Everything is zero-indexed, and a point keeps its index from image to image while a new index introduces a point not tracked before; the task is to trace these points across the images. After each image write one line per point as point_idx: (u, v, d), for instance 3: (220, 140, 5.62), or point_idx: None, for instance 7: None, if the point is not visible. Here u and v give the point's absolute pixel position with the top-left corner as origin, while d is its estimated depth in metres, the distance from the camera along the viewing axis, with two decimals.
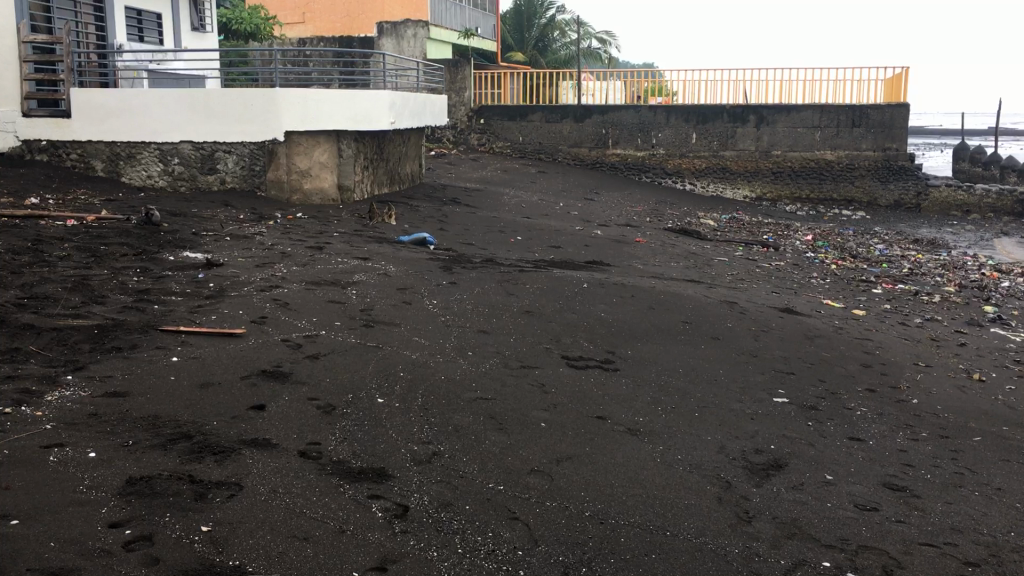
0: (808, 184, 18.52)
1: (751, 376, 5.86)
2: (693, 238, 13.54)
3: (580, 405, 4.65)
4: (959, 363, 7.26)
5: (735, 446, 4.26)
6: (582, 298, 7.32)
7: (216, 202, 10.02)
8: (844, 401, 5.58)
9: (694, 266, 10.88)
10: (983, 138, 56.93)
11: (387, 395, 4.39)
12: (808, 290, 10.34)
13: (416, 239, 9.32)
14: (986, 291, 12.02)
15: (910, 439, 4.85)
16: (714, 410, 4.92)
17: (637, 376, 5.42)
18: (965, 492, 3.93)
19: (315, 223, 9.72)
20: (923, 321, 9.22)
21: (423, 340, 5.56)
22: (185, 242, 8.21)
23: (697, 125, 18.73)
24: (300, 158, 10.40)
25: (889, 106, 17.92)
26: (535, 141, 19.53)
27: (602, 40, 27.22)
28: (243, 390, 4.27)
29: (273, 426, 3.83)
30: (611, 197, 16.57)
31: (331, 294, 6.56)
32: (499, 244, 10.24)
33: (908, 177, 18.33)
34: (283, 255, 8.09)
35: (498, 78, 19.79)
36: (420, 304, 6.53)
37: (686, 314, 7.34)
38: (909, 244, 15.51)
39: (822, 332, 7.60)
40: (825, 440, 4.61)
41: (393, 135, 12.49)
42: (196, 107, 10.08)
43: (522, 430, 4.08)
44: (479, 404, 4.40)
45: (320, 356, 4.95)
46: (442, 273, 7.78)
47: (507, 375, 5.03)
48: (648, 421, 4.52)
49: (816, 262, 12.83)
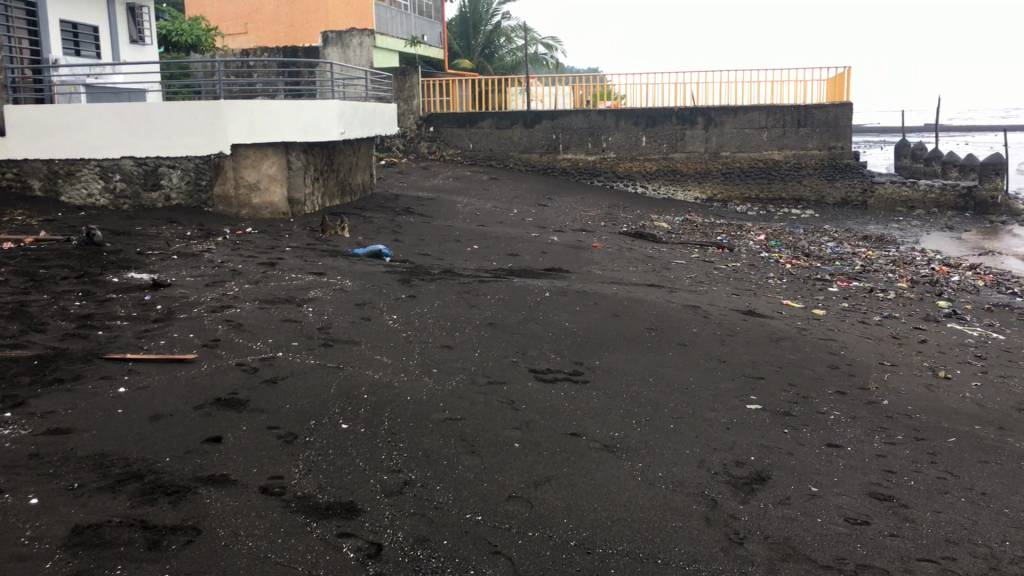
0: (758, 184, 18.60)
1: (722, 382, 5.74)
2: (648, 241, 13.47)
3: (552, 422, 4.47)
4: (923, 361, 7.22)
5: (715, 460, 4.13)
6: (544, 307, 7.16)
7: (161, 219, 9.70)
8: (817, 406, 5.48)
9: (652, 270, 10.78)
10: (926, 134, 57.96)
11: (352, 420, 4.17)
12: (767, 291, 10.30)
13: (371, 251, 9.10)
14: (938, 286, 12.12)
15: (887, 443, 4.76)
16: (690, 421, 4.79)
17: (608, 388, 5.26)
18: (951, 499, 3.85)
19: (265, 238, 9.44)
20: (881, 319, 9.21)
21: (385, 358, 5.35)
22: (130, 262, 7.90)
23: (646, 128, 18.72)
24: (248, 170, 10.14)
25: (833, 105, 18.06)
26: (486, 147, 19.37)
27: (548, 45, 27.16)
28: (197, 421, 4.03)
29: (232, 460, 3.60)
30: (564, 202, 16.47)
31: (286, 313, 6.32)
32: (455, 254, 10.05)
33: (855, 174, 18.53)
34: (234, 273, 7.81)
35: (446, 85, 19.55)
36: (380, 320, 6.31)
37: (650, 320, 7.21)
38: (859, 241, 15.63)
39: (786, 334, 7.52)
40: (803, 448, 4.50)
41: (343, 145, 12.23)
42: (137, 122, 9.71)
43: (496, 453, 3.90)
44: (448, 426, 4.20)
45: (279, 380, 4.72)
46: (400, 286, 7.57)
47: (474, 393, 4.84)
48: (623, 436, 4.37)
49: (771, 262, 12.82)
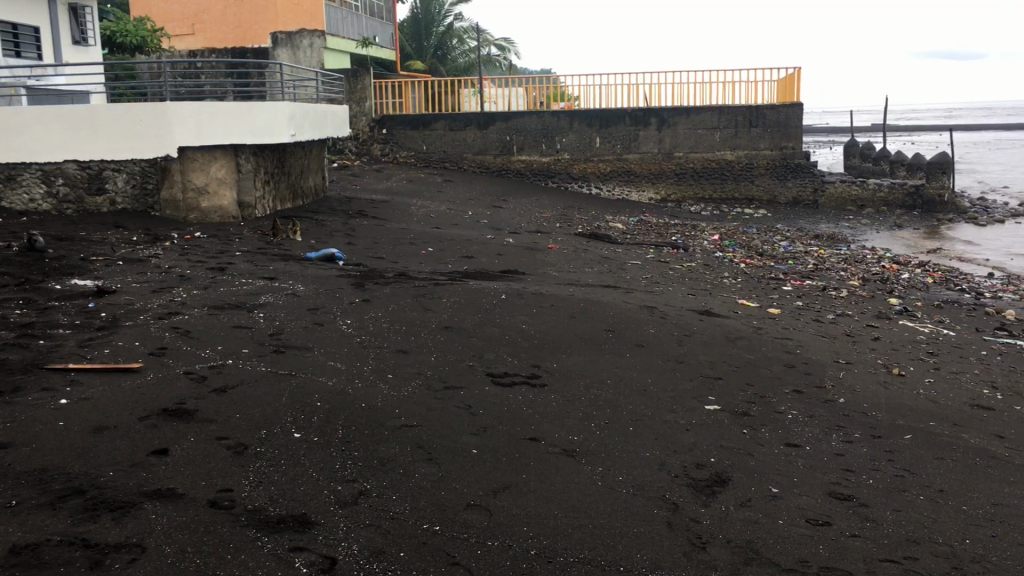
0: (711, 185, 18.73)
1: (680, 383, 5.71)
2: (604, 242, 13.47)
3: (511, 426, 4.40)
4: (877, 358, 7.27)
5: (675, 462, 4.08)
6: (500, 310, 7.09)
7: (106, 224, 9.45)
8: (774, 405, 5.47)
9: (608, 271, 10.76)
10: (875, 134, 58.95)
11: (304, 429, 4.06)
12: (722, 291, 10.34)
13: (324, 255, 8.96)
14: (889, 283, 12.28)
15: (845, 441, 4.75)
16: (648, 423, 4.75)
17: (567, 392, 5.20)
18: (910, 497, 3.84)
19: (215, 242, 9.25)
20: (835, 317, 9.29)
21: (338, 364, 5.23)
22: (73, 269, 7.67)
23: (600, 129, 18.75)
24: (196, 174, 9.92)
25: (783, 105, 18.22)
26: (440, 149, 19.25)
27: (501, 47, 27.12)
28: (142, 434, 3.88)
29: (178, 474, 3.46)
30: (519, 204, 16.42)
31: (236, 319, 6.17)
32: (410, 257, 9.94)
33: (806, 174, 18.74)
34: (182, 279, 7.61)
35: (399, 87, 19.39)
36: (333, 325, 6.19)
37: (607, 322, 7.18)
38: (811, 240, 15.80)
39: (742, 333, 7.53)
40: (762, 448, 4.47)
41: (294, 147, 12.04)
42: (81, 124, 9.41)
43: (453, 460, 3.81)
44: (404, 433, 4.11)
45: (228, 389, 4.58)
46: (354, 290, 7.44)
47: (430, 398, 4.74)
48: (583, 440, 4.30)
49: (725, 262, 12.90)
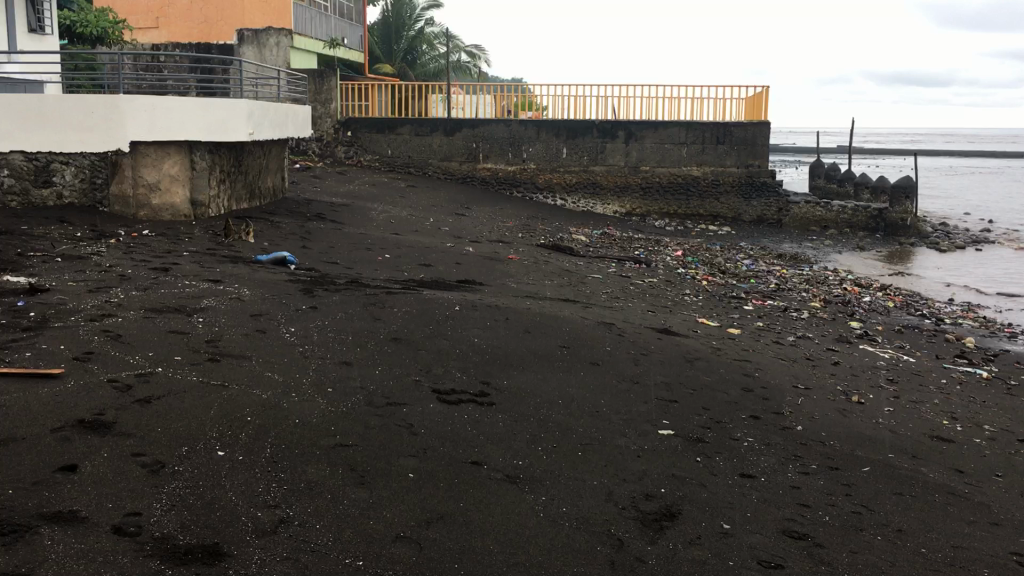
0: (676, 200, 18.63)
1: (634, 406, 5.50)
2: (566, 254, 13.27)
3: (452, 448, 4.16)
4: (836, 384, 7.12)
5: (624, 492, 3.88)
6: (453, 323, 6.84)
7: (50, 218, 9.09)
8: (730, 431, 5.28)
9: (568, 284, 10.58)
10: (842, 155, 59.48)
11: (229, 446, 3.78)
12: (682, 308, 10.19)
13: (275, 258, 8.68)
14: (850, 306, 12.22)
15: (801, 473, 4.58)
16: (599, 448, 4.54)
17: (515, 412, 4.96)
18: (867, 537, 3.68)
19: (163, 241, 8.93)
20: (796, 340, 9.15)
21: (275, 375, 4.96)
22: (8, 265, 7.32)
23: (567, 140, 18.62)
24: (148, 170, 9.57)
25: (751, 124, 18.24)
26: (405, 154, 18.98)
27: (471, 54, 26.99)
28: (52, 447, 3.58)
29: (84, 493, 3.18)
30: (482, 212, 16.19)
31: (174, 324, 5.87)
32: (365, 263, 9.66)
33: (771, 194, 18.72)
34: (122, 278, 7.29)
35: (365, 89, 19.17)
36: (275, 333, 5.91)
37: (564, 338, 6.97)
38: (773, 259, 15.76)
39: (701, 354, 7.36)
40: (716, 479, 4.27)
41: (252, 147, 11.71)
42: (30, 113, 9.07)
43: (387, 485, 3.57)
44: (337, 453, 3.85)
45: (154, 400, 4.29)
46: (303, 296, 7.16)
47: (370, 415, 4.48)
48: (527, 465, 4.08)
49: (687, 278, 12.78)
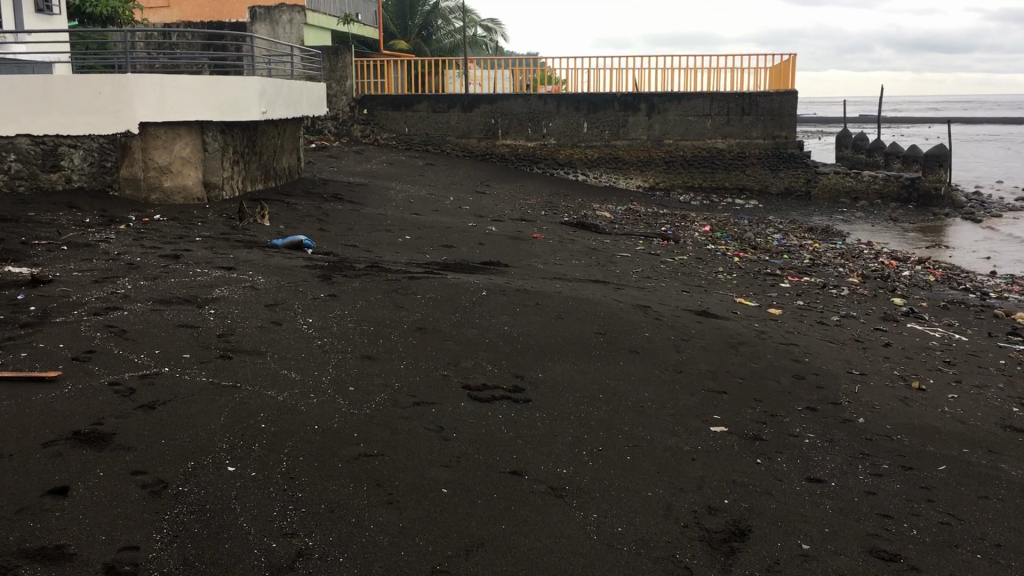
0: (701, 173, 18.08)
1: (682, 400, 5.05)
2: (591, 232, 12.80)
3: (488, 456, 3.74)
4: (892, 369, 6.64)
5: (683, 504, 3.46)
6: (480, 309, 6.41)
7: (59, 204, 8.71)
8: (788, 427, 4.83)
9: (596, 264, 10.13)
10: (869, 125, 58.32)
11: (241, 460, 3.37)
12: (717, 287, 9.72)
13: (292, 242, 8.26)
14: (889, 281, 11.68)
15: (875, 475, 4.14)
16: (650, 451, 4.10)
17: (555, 411, 4.53)
18: (964, 557, 3.27)
19: (175, 226, 8.53)
20: (840, 319, 8.66)
21: (292, 374, 4.55)
22: (11, 255, 6.94)
23: (588, 114, 18.06)
24: (158, 152, 9.18)
25: (777, 94, 17.55)
26: (422, 131, 18.49)
27: (488, 28, 26.39)
28: (43, 465, 3.17)
29: (73, 523, 2.78)
30: (502, 190, 15.73)
31: (182, 316, 5.47)
32: (385, 245, 9.25)
33: (799, 165, 18.12)
34: (130, 267, 6.89)
35: (380, 66, 18.60)
36: (292, 326, 5.49)
37: (599, 324, 6.52)
38: (804, 232, 15.23)
39: (744, 338, 6.90)
40: (783, 485, 3.83)
41: (266, 126, 11.28)
42: (33, 97, 8.71)
43: (418, 503, 3.16)
44: (361, 466, 3.44)
45: (158, 406, 3.88)
46: (321, 283, 6.74)
47: (395, 418, 4.07)
48: (573, 474, 3.66)
49: (718, 255, 12.29)
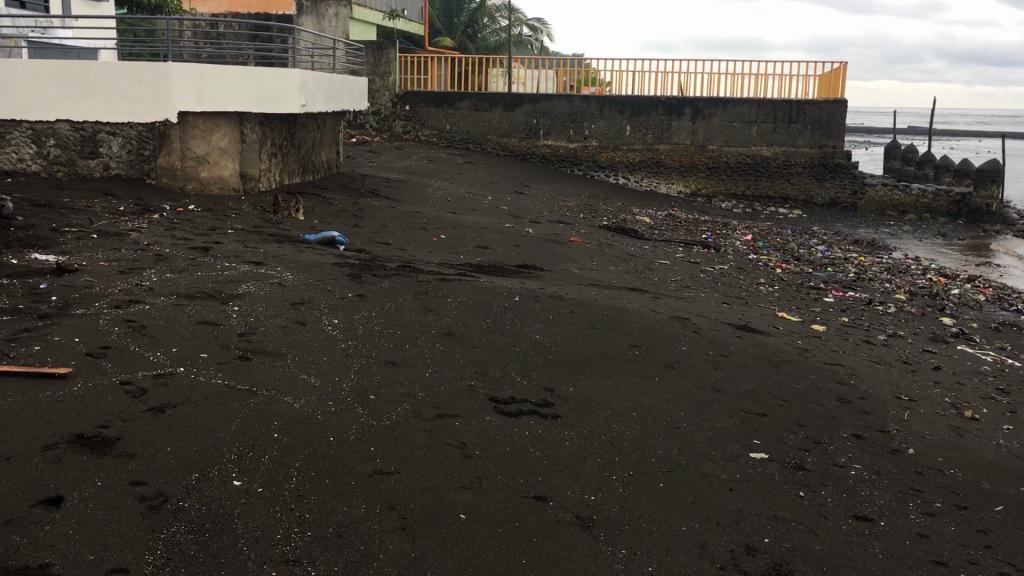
0: (743, 181, 17.71)
1: (722, 422, 4.78)
2: (630, 237, 12.52)
3: (512, 477, 3.53)
4: (944, 396, 6.30)
5: (719, 542, 3.22)
6: (512, 315, 6.18)
7: (94, 190, 8.63)
8: (833, 456, 4.55)
9: (634, 271, 9.86)
10: (918, 138, 57.40)
11: (248, 473, 3.18)
12: (759, 300, 9.40)
13: (324, 239, 8.08)
14: (938, 299, 11.28)
15: (928, 515, 3.86)
16: (685, 478, 3.85)
17: (585, 429, 4.29)
18: None
19: (208, 217, 8.41)
20: (887, 339, 8.32)
21: (311, 379, 4.35)
22: (39, 241, 6.84)
23: (631, 117, 17.76)
24: (196, 142, 8.97)
25: (826, 102, 17.19)
26: (463, 130, 18.31)
27: (533, 28, 26.18)
28: (39, 471, 3.00)
29: (64, 540, 2.60)
30: (542, 190, 15.50)
31: (205, 313, 5.29)
32: (419, 244, 9.06)
33: (845, 175, 17.69)
34: (158, 259, 6.76)
35: (424, 63, 18.45)
36: (316, 327, 5.30)
37: (634, 335, 6.26)
38: (849, 245, 14.81)
39: (787, 356, 6.61)
40: (828, 523, 3.57)
41: (305, 120, 11.15)
42: (73, 82, 8.66)
43: (434, 531, 2.96)
44: (377, 484, 3.23)
45: (168, 410, 3.69)
46: (350, 282, 6.55)
47: (416, 431, 3.86)
48: (601, 501, 3.43)
49: (760, 266, 11.95)
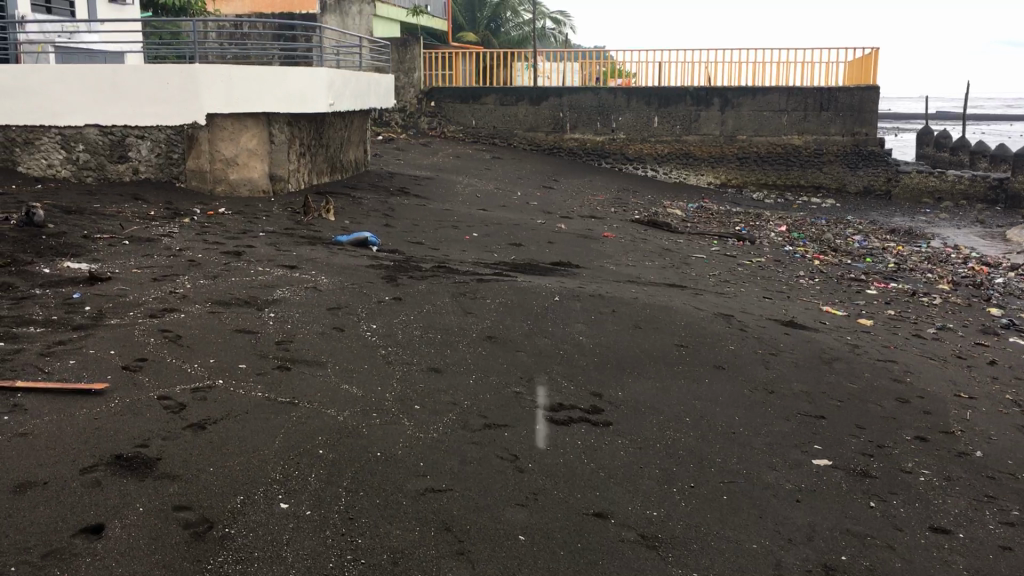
0: (774, 171, 17.40)
1: (780, 427, 4.58)
2: (663, 231, 12.29)
3: (569, 491, 3.36)
4: (1003, 392, 6.04)
5: (794, 563, 3.03)
6: (553, 316, 6.00)
7: (124, 195, 8.54)
8: (899, 461, 4.33)
9: (670, 266, 9.64)
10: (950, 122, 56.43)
11: (295, 495, 3.02)
12: (799, 293, 9.16)
13: (356, 240, 7.94)
14: (983, 289, 10.96)
15: (1007, 525, 3.65)
16: (748, 489, 3.66)
17: (638, 437, 4.11)
18: None
19: (239, 220, 8.30)
20: (936, 332, 8.05)
21: (353, 389, 4.19)
22: (70, 249, 6.76)
23: (659, 108, 17.49)
24: (225, 143, 8.88)
25: (858, 88, 16.85)
26: (489, 125, 18.11)
27: (557, 21, 25.92)
28: (79, 497, 2.86)
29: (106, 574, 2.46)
30: (570, 185, 15.29)
31: (241, 320, 5.15)
32: (451, 243, 8.90)
33: (879, 163, 17.33)
34: (191, 264, 6.65)
35: (449, 59, 18.29)
36: (354, 332, 5.15)
37: (680, 335, 6.05)
38: (886, 234, 14.49)
39: (838, 352, 6.38)
40: (905, 537, 3.37)
41: (333, 118, 11.02)
42: (102, 86, 8.56)
43: (493, 555, 2.80)
44: (429, 503, 3.08)
45: (208, 426, 3.55)
46: (385, 285, 6.40)
47: (465, 443, 3.69)
48: (664, 517, 3.25)
49: (797, 257, 11.68)
